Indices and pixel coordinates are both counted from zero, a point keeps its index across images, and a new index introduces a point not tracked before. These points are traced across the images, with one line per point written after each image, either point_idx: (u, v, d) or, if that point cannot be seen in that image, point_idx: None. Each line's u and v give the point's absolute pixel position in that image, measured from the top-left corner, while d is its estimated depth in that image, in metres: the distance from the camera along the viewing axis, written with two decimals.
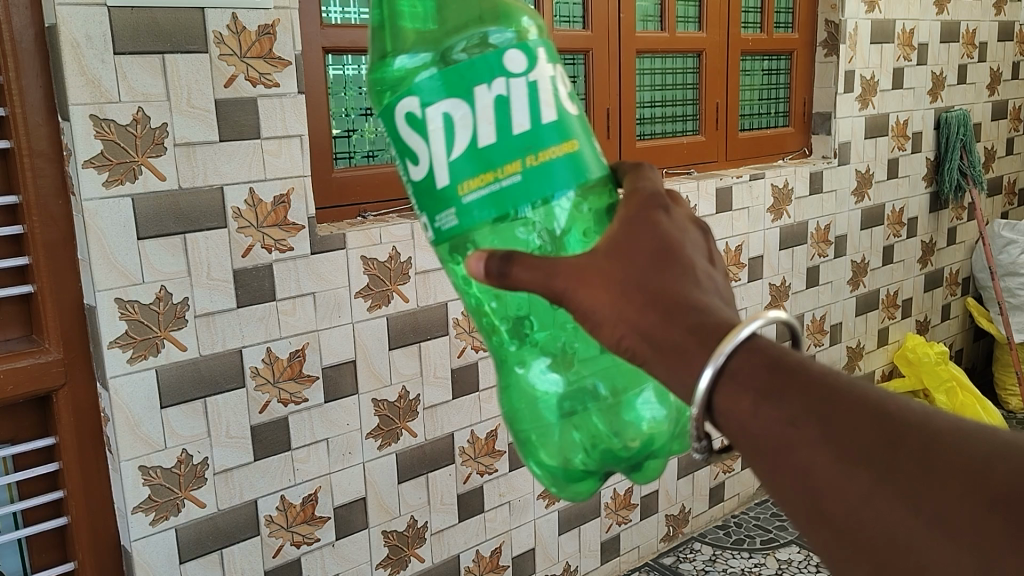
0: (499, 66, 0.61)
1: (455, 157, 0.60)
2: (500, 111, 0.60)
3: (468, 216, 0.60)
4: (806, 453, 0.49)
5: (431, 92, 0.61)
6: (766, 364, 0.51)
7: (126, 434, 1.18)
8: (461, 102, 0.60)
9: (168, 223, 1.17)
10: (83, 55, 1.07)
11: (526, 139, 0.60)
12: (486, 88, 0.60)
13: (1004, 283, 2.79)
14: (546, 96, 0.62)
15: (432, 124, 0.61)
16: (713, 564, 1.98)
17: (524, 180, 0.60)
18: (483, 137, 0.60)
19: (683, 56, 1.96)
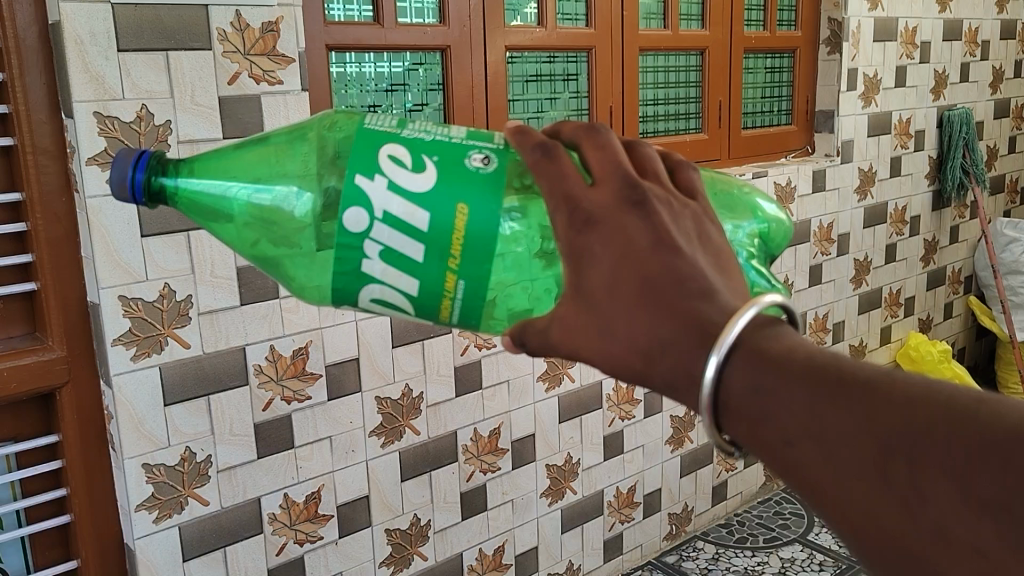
0: (355, 240, 0.64)
1: (416, 309, 0.65)
2: (396, 261, 0.64)
3: (470, 324, 0.65)
4: (810, 472, 0.46)
5: (349, 294, 0.66)
6: (748, 388, 0.48)
7: (130, 432, 1.18)
8: (370, 284, 0.65)
9: (171, 221, 1.17)
10: (86, 53, 1.07)
11: (434, 252, 0.63)
12: (369, 258, 0.64)
13: (1006, 281, 2.77)
14: (403, 209, 0.63)
15: (379, 305, 0.66)
16: (716, 563, 1.98)
17: (468, 277, 0.63)
18: (409, 287, 0.64)
19: (685, 54, 1.96)
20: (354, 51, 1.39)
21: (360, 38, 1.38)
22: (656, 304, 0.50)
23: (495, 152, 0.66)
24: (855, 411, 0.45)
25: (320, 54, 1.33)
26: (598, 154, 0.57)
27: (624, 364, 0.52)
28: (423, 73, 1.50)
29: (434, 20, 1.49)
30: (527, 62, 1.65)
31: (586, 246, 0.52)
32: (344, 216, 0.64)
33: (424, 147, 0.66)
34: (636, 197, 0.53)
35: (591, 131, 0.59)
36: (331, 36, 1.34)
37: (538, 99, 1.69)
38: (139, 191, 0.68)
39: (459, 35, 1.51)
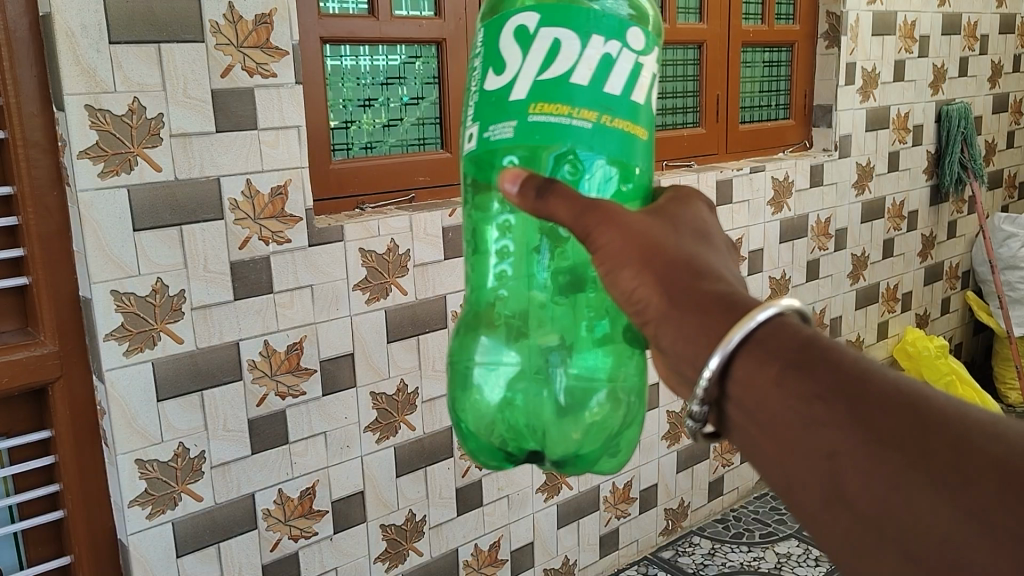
0: (621, 31, 0.65)
1: (544, 80, 0.63)
2: (601, 65, 0.64)
3: (524, 134, 0.63)
4: (824, 436, 0.50)
5: (558, 16, 0.64)
6: (798, 341, 0.53)
7: (122, 428, 1.17)
8: (576, 40, 0.64)
9: (164, 215, 1.16)
10: (78, 45, 1.06)
11: (611, 100, 0.64)
12: (603, 41, 0.64)
13: (1004, 277, 2.78)
14: (643, 81, 0.66)
15: (535, 46, 0.64)
16: (712, 558, 1.98)
17: (590, 131, 0.63)
18: (576, 76, 0.63)
19: (683, 48, 1.95)
20: (349, 44, 1.38)
21: (354, 31, 1.37)
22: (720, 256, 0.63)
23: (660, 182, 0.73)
24: (891, 392, 0.49)
25: (315, 47, 1.33)
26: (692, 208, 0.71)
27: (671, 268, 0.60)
28: (419, 66, 1.49)
29: (432, 13, 1.48)
30: None
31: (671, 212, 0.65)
32: (633, 26, 0.66)
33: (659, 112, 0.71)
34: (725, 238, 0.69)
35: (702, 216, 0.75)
36: (326, 29, 1.33)
37: None
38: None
39: (455, 28, 1.50)
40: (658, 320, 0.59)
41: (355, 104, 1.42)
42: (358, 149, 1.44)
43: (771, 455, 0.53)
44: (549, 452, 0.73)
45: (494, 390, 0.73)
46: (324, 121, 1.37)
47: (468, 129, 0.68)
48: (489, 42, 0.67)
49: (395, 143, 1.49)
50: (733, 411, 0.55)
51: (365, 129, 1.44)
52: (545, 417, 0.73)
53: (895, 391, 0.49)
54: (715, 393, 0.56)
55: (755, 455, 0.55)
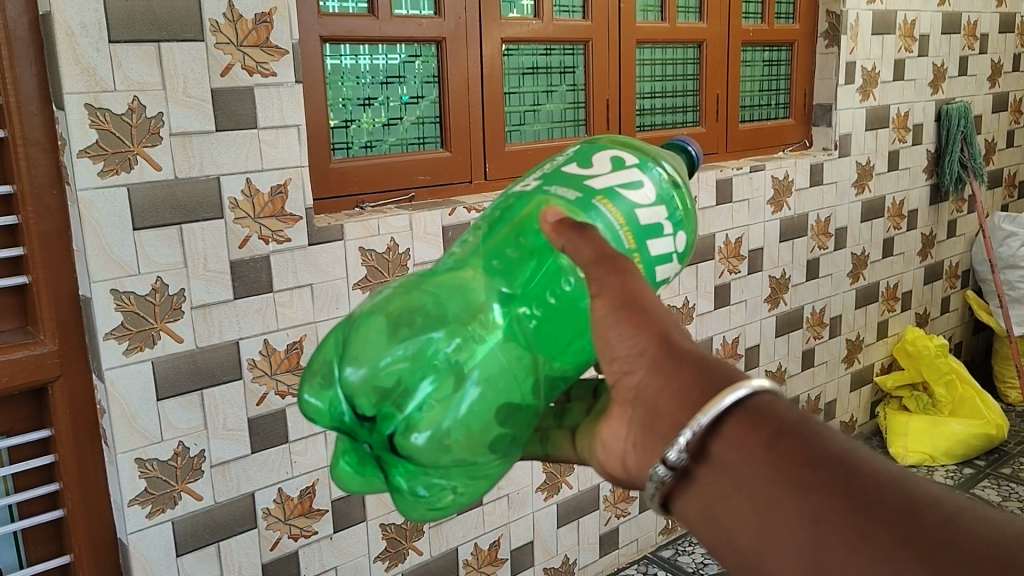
0: (679, 224, 0.67)
1: (615, 190, 0.64)
2: (655, 225, 0.65)
3: (578, 205, 0.63)
4: (811, 506, 0.39)
5: (657, 173, 0.68)
6: (798, 412, 0.43)
7: (122, 427, 1.17)
8: (652, 195, 0.66)
9: (163, 214, 1.16)
10: (77, 44, 1.05)
11: (647, 254, 0.64)
12: (665, 214, 0.66)
13: (1004, 276, 2.78)
14: (668, 270, 0.66)
15: (626, 170, 0.66)
16: (712, 557, 1.98)
17: (624, 248, 0.62)
18: (638, 211, 0.64)
19: (683, 47, 1.95)
20: (349, 43, 1.38)
21: (354, 30, 1.37)
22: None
23: None
24: (904, 474, 0.38)
25: (314, 47, 1.32)
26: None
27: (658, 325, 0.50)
28: (419, 65, 1.49)
29: (432, 12, 1.48)
30: (523, 54, 1.64)
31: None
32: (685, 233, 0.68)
33: None
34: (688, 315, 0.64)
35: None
36: (325, 28, 1.33)
37: (535, 92, 1.69)
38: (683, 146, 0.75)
39: (455, 27, 1.50)
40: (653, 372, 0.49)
41: (354, 102, 1.42)
42: (358, 148, 1.44)
43: (745, 524, 0.42)
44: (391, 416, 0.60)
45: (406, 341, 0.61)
46: (324, 120, 1.37)
47: (529, 180, 0.68)
48: (588, 147, 0.69)
49: (395, 142, 1.49)
50: (709, 475, 0.44)
51: (364, 129, 1.44)
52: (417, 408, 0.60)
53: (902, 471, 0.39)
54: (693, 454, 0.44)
55: (722, 521, 0.43)
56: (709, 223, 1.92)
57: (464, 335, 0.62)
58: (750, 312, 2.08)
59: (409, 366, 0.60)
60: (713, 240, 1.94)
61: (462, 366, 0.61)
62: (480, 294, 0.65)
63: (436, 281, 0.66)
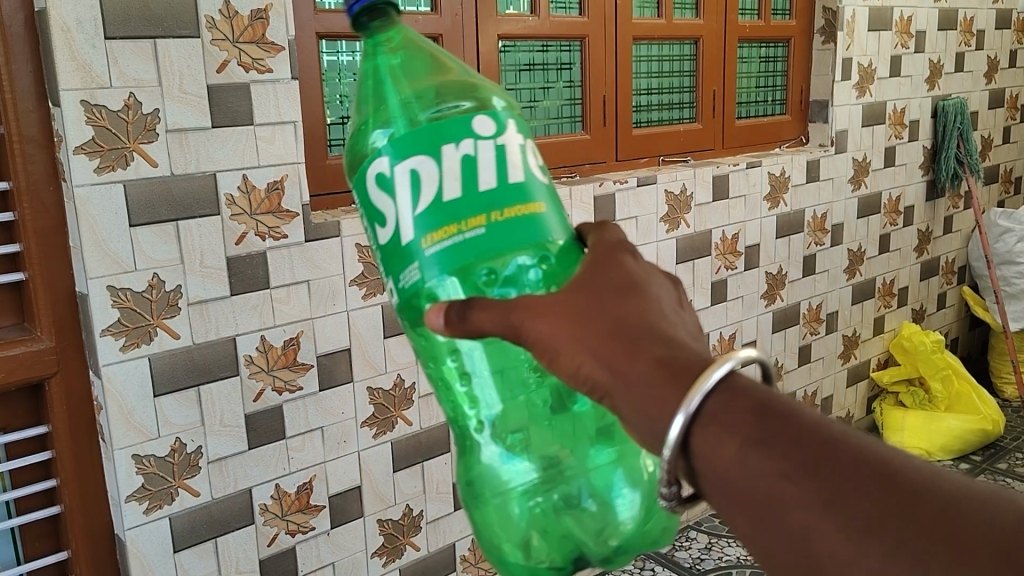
0: (466, 128, 0.63)
1: (420, 212, 0.61)
2: (467, 168, 0.62)
3: (432, 268, 0.60)
4: (798, 514, 0.48)
5: (400, 151, 0.62)
6: (753, 408, 0.51)
7: (120, 423, 1.17)
8: (426, 157, 0.62)
9: (160, 210, 1.16)
10: (73, 40, 1.06)
11: (498, 191, 0.62)
12: (455, 144, 0.62)
13: (1000, 272, 2.78)
14: (514, 159, 0.64)
15: (398, 183, 0.62)
16: (709, 552, 1.99)
17: (488, 232, 0.61)
18: (448, 191, 0.61)
19: (679, 44, 1.95)
20: (346, 39, 1.38)
21: (351, 26, 1.37)
22: (665, 317, 0.57)
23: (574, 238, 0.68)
24: (865, 462, 0.48)
25: (310, 43, 1.32)
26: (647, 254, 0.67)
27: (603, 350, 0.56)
28: None
29: (428, 8, 1.48)
30: (520, 51, 1.65)
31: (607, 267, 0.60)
32: (473, 116, 0.64)
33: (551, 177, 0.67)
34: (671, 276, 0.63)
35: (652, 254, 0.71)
36: (322, 25, 1.33)
37: (531, 88, 1.69)
38: (358, 12, 0.66)
39: (451, 23, 1.50)
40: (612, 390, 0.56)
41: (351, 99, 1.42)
42: None
43: (743, 527, 0.51)
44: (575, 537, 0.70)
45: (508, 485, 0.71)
46: (320, 116, 1.36)
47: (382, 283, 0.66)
48: (362, 201, 0.65)
49: None
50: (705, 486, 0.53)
51: None
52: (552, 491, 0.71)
53: (862, 458, 0.48)
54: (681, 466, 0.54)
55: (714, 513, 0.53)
56: (706, 219, 1.93)
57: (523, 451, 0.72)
58: (747, 308, 2.09)
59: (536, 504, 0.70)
60: (710, 236, 1.95)
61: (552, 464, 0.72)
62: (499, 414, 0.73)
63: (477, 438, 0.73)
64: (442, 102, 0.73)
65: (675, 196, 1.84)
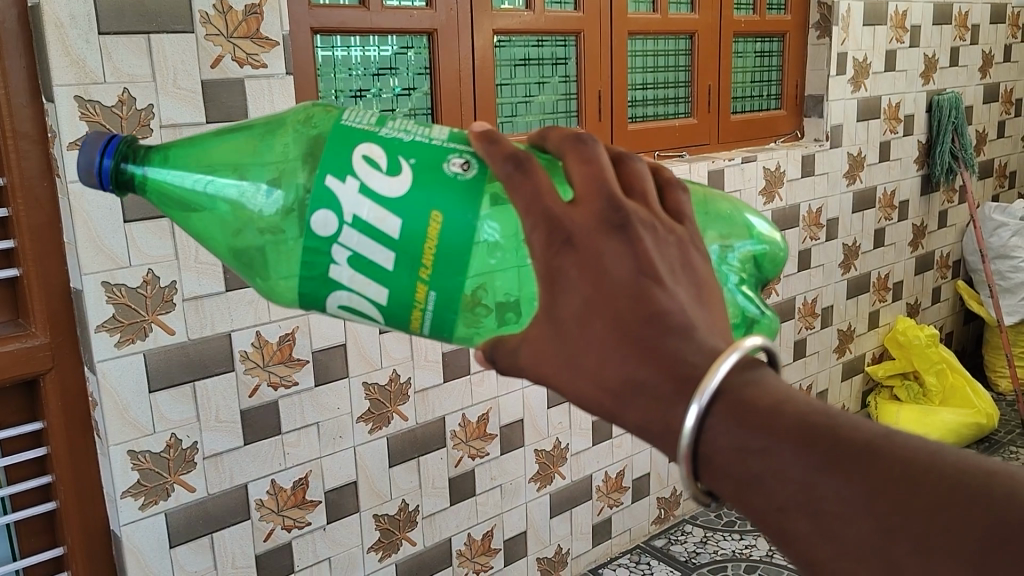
0: (322, 243, 0.63)
1: (387, 322, 0.64)
2: (364, 268, 0.63)
3: (443, 339, 0.64)
4: (805, 546, 0.46)
5: (316, 300, 0.65)
6: (734, 445, 0.47)
7: (115, 419, 1.17)
8: (338, 291, 0.64)
9: (154, 206, 1.16)
10: (66, 35, 1.05)
11: (404, 262, 0.62)
12: (337, 264, 0.63)
13: (995, 266, 2.79)
14: (371, 214, 0.62)
15: (348, 314, 0.66)
16: (705, 546, 1.99)
17: (437, 288, 0.62)
18: (377, 294, 0.63)
19: (675, 38, 1.95)
20: (341, 34, 1.38)
21: (345, 21, 1.36)
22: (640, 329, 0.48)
23: (475, 157, 0.64)
24: (856, 480, 0.44)
25: (305, 37, 1.31)
26: (582, 171, 0.54)
27: (594, 402, 0.50)
28: (412, 56, 1.49)
29: (422, 4, 1.48)
30: (515, 46, 1.65)
31: (560, 270, 0.50)
32: (312, 222, 0.63)
33: (401, 148, 0.64)
34: (618, 220, 0.50)
35: (579, 142, 0.56)
36: (317, 20, 1.32)
37: (526, 83, 1.69)
38: (107, 178, 0.68)
39: (447, 18, 1.50)
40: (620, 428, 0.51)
41: (346, 95, 1.41)
42: None
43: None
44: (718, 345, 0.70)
45: None
46: None
47: None
48: None
49: None
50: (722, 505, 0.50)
51: None
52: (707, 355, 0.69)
53: (845, 471, 0.44)
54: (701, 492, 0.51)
55: None
56: None
57: None
58: None
59: None
60: None
61: None
62: None
63: None
64: (238, 168, 0.70)
65: None
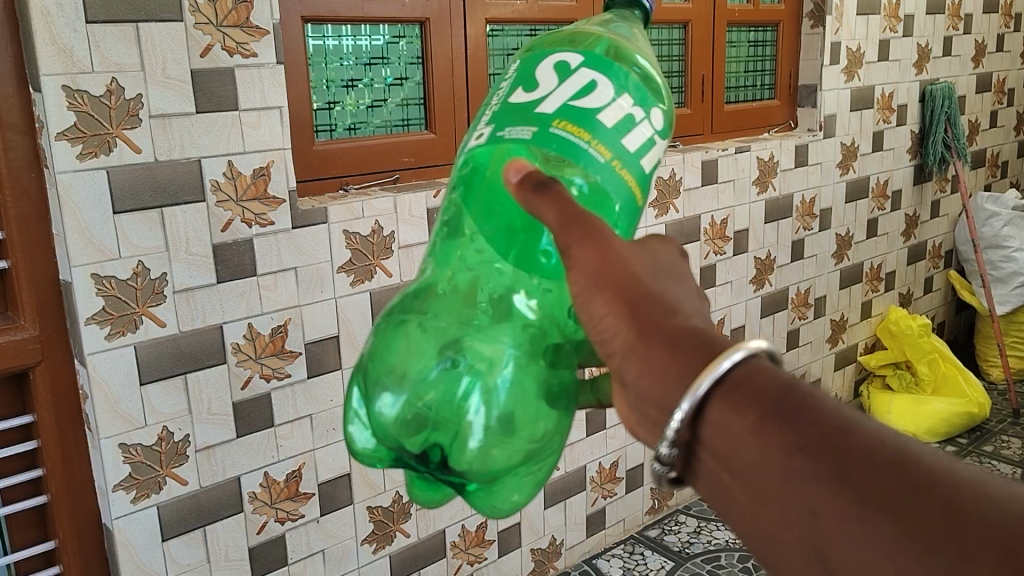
0: (649, 105, 0.66)
1: (572, 105, 0.62)
2: (626, 122, 0.63)
3: (541, 141, 0.61)
4: (810, 494, 0.43)
5: (602, 68, 0.64)
6: (778, 384, 0.47)
7: (105, 412, 1.16)
8: (611, 89, 0.63)
9: (144, 197, 1.14)
10: (53, 24, 1.04)
11: (627, 153, 0.63)
12: (633, 103, 0.64)
13: (987, 256, 2.80)
14: (653, 156, 0.66)
15: (573, 77, 0.63)
16: (698, 536, 2.00)
17: (602, 165, 0.61)
18: (603, 116, 0.62)
19: (668, 28, 1.94)
20: (332, 23, 1.36)
21: (336, 9, 1.35)
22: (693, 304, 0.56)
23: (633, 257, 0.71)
24: (882, 444, 0.42)
25: (295, 26, 1.31)
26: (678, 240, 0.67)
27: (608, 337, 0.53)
28: (404, 46, 1.48)
29: None
30: (507, 35, 1.62)
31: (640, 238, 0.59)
32: (659, 107, 0.67)
33: None
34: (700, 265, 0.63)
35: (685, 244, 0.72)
36: (306, 7, 1.31)
37: None
38: None
39: (439, 7, 1.48)
40: (623, 354, 0.53)
41: (338, 84, 1.40)
42: (341, 130, 1.43)
43: (745, 506, 0.46)
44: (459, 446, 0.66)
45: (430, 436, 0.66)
46: (307, 103, 1.35)
47: (480, 130, 0.65)
48: (528, 61, 0.66)
49: (380, 124, 1.48)
50: (705, 457, 0.48)
51: (348, 111, 1.43)
52: (464, 428, 0.65)
53: (884, 442, 0.42)
54: (686, 435, 0.49)
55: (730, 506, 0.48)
56: (694, 205, 1.92)
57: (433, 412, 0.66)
58: (736, 293, 2.09)
59: (436, 422, 0.66)
60: (699, 221, 1.94)
61: (444, 404, 0.66)
62: (425, 403, 0.66)
63: (427, 423, 0.66)
64: None
65: (665, 180, 1.84)
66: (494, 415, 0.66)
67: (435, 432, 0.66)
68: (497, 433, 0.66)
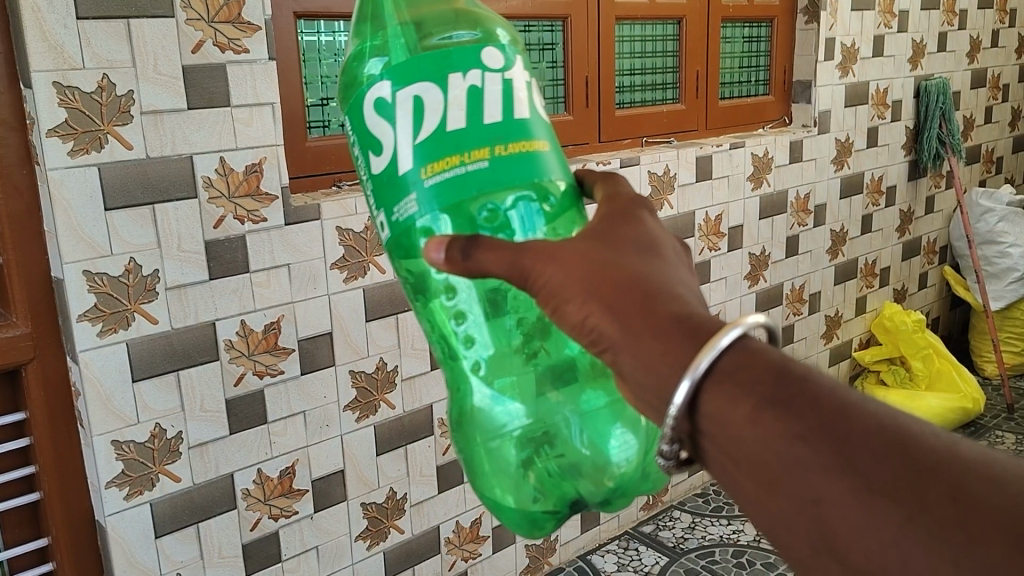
0: (476, 60, 0.65)
1: (421, 142, 0.62)
2: (472, 100, 0.63)
3: (428, 200, 0.62)
4: (816, 483, 0.46)
5: (406, 79, 0.63)
6: (771, 368, 0.50)
7: (98, 409, 1.16)
8: (434, 87, 0.63)
9: (135, 193, 1.14)
10: (44, 19, 1.04)
11: (496, 126, 0.63)
12: (462, 75, 0.64)
13: (981, 251, 2.80)
14: (521, 95, 0.66)
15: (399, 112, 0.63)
16: (692, 532, 2.00)
17: (491, 167, 0.62)
18: (451, 122, 0.62)
19: (663, 23, 1.93)
20: (325, 19, 1.36)
21: (329, 6, 1.35)
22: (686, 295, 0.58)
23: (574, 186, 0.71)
24: (882, 428, 0.46)
25: (289, 24, 1.31)
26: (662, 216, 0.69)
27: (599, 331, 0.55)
28: None
29: None
30: None
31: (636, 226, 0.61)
32: (484, 49, 0.66)
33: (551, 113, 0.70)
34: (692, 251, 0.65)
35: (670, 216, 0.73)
36: (299, 5, 1.31)
37: None
38: None
39: None
40: (616, 350, 0.54)
41: (332, 80, 1.40)
42: (335, 126, 1.42)
43: (751, 493, 0.50)
44: (584, 487, 0.70)
45: (557, 493, 0.70)
46: (300, 100, 1.35)
47: (377, 217, 0.66)
48: (356, 126, 0.66)
49: None
50: (709, 447, 0.51)
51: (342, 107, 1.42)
52: (575, 468, 0.70)
53: (882, 428, 0.46)
54: (687, 427, 0.52)
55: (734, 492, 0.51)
56: (689, 201, 1.92)
57: (545, 478, 0.70)
58: (731, 289, 2.09)
59: (550, 479, 0.70)
60: (693, 217, 1.94)
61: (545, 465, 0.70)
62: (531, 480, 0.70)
63: (551, 488, 0.70)
64: None
65: (659, 177, 1.84)
66: (584, 441, 0.70)
67: (557, 491, 0.70)
68: (599, 453, 0.70)
